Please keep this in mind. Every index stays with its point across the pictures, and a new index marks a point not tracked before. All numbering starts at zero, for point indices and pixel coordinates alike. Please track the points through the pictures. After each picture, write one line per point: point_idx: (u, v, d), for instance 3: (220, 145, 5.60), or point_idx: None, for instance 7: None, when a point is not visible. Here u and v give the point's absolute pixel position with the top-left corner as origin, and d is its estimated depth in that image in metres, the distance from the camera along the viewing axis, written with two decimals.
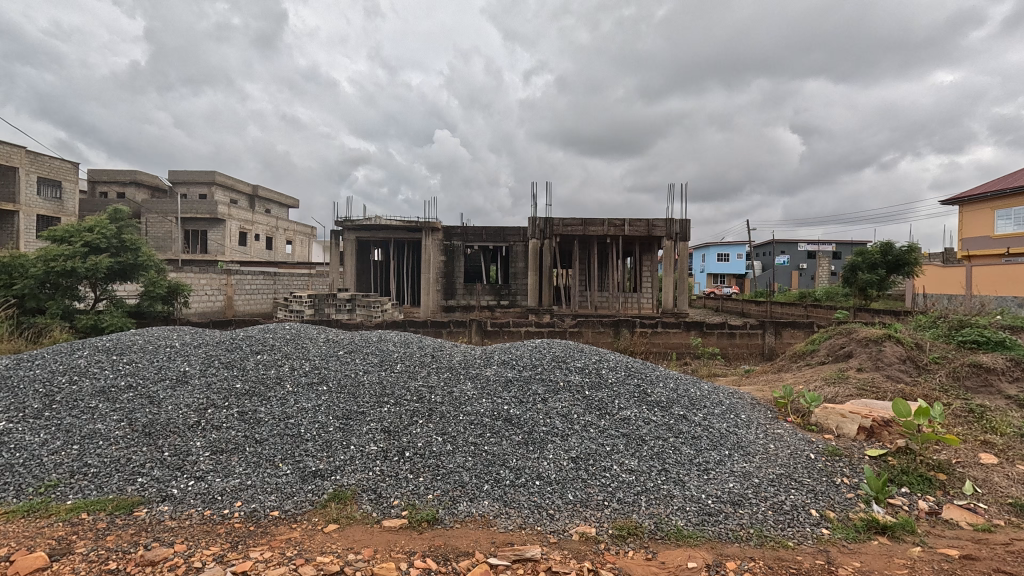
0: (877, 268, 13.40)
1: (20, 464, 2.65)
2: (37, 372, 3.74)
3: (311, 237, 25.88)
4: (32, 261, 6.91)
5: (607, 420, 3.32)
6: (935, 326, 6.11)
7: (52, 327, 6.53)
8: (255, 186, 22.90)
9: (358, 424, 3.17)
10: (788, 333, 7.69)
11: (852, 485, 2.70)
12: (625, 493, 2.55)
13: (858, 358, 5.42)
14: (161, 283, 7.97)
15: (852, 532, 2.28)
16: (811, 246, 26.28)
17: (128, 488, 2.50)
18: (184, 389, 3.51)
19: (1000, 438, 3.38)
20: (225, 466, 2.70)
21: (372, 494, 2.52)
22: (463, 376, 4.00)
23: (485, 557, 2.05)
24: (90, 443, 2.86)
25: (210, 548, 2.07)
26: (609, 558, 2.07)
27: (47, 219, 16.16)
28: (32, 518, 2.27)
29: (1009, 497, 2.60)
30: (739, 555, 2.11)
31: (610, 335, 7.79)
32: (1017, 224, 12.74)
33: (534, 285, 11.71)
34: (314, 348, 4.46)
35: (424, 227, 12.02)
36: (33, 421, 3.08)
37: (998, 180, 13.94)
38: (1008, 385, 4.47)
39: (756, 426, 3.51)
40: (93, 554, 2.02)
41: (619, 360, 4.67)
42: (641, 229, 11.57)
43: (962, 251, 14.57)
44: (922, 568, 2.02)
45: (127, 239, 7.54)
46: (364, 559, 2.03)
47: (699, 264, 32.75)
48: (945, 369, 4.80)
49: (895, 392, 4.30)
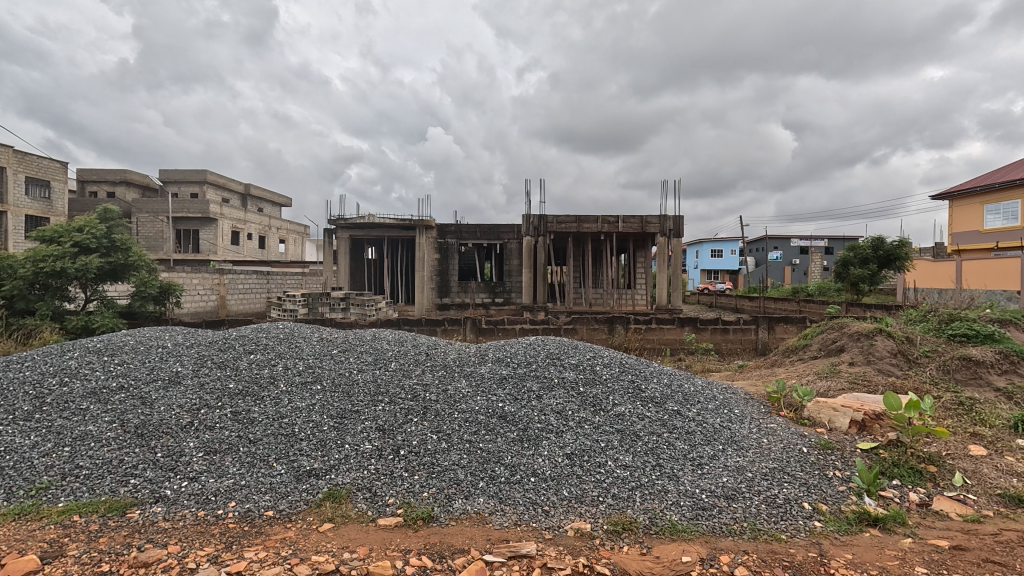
0: (868, 263, 13.53)
1: (10, 467, 2.61)
2: (27, 374, 3.70)
3: (304, 236, 25.74)
4: (21, 261, 6.80)
5: (601, 416, 3.33)
6: (925, 320, 6.18)
7: (41, 328, 6.45)
8: (247, 185, 22.74)
9: (352, 423, 3.15)
10: (781, 328, 7.75)
11: (844, 478, 2.73)
12: (620, 488, 2.56)
13: (850, 352, 5.46)
14: (153, 282, 7.88)
15: (844, 525, 2.30)
16: (803, 242, 26.51)
17: (120, 490, 2.48)
18: (177, 389, 3.48)
19: (990, 430, 3.43)
20: (219, 466, 2.68)
21: (367, 493, 2.51)
22: (457, 374, 4.00)
23: (480, 554, 2.05)
24: (81, 444, 2.83)
25: (204, 549, 2.06)
26: (603, 553, 2.08)
27: (36, 219, 15.95)
28: (23, 522, 2.24)
29: (998, 488, 2.64)
30: (733, 549, 2.12)
31: (606, 332, 7.80)
32: (1006, 219, 12.93)
33: (529, 283, 11.69)
34: (308, 347, 4.44)
35: (419, 225, 11.98)
36: (22, 423, 3.04)
37: (988, 175, 14.12)
38: (997, 377, 4.54)
39: (749, 421, 3.53)
40: (85, 556, 1.99)
41: (613, 356, 4.69)
42: (635, 225, 11.58)
43: (952, 246, 14.77)
44: (913, 559, 2.04)
45: (118, 239, 7.46)
46: (359, 558, 2.02)
47: (693, 260, 32.92)
48: (935, 362, 4.85)
49: (886, 385, 4.35)
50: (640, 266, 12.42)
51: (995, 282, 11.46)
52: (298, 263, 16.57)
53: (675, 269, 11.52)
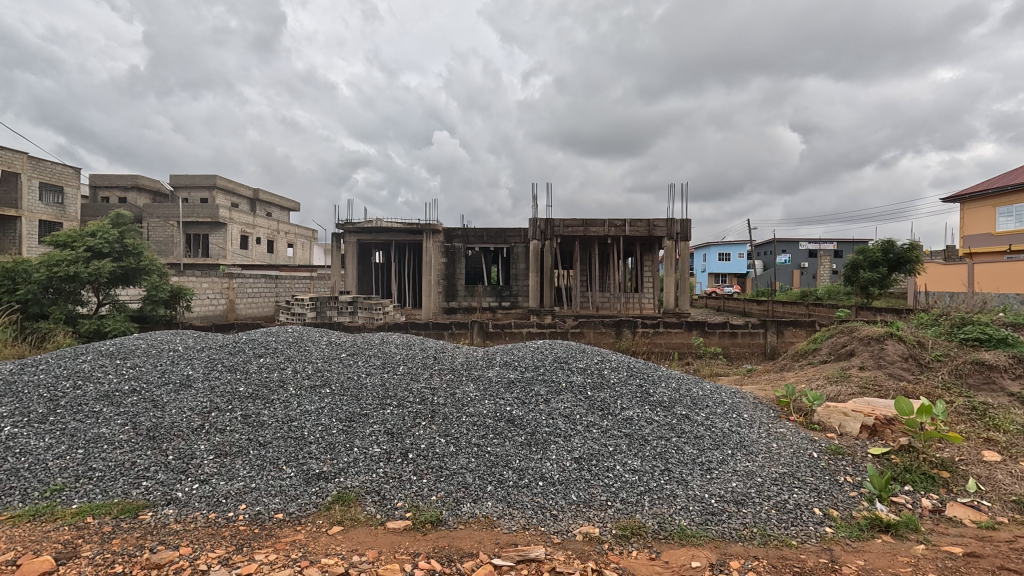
0: (878, 266, 13.37)
1: (26, 469, 2.67)
2: (42, 377, 3.77)
3: (311, 240, 25.96)
4: (35, 266, 6.92)
5: (610, 420, 3.33)
6: (936, 324, 6.11)
7: (55, 332, 6.59)
8: (257, 189, 23.09)
9: (361, 426, 3.18)
10: (791, 332, 7.67)
11: (856, 484, 2.70)
12: (628, 492, 2.55)
13: (860, 356, 5.42)
14: (163, 286, 7.97)
15: (855, 531, 2.28)
16: (812, 245, 26.34)
17: (133, 492, 2.52)
18: (188, 393, 3.52)
19: (1004, 436, 3.37)
20: (229, 469, 2.71)
21: (377, 496, 2.53)
22: (465, 377, 4.03)
23: (489, 557, 2.06)
24: (94, 447, 2.87)
25: (215, 551, 2.08)
26: (613, 558, 2.08)
27: (49, 224, 16.26)
28: (38, 523, 2.29)
29: (1012, 494, 2.60)
30: (743, 555, 2.11)
31: (612, 336, 7.81)
32: (1019, 222, 12.76)
33: (535, 286, 11.69)
34: (316, 350, 4.48)
35: (425, 230, 12.02)
36: (37, 425, 3.09)
37: (1000, 177, 13.95)
38: (1011, 382, 4.46)
39: (758, 426, 3.51)
40: (99, 557, 2.03)
41: (621, 359, 4.68)
42: (642, 229, 11.56)
43: (963, 249, 14.58)
44: (926, 567, 2.02)
45: (130, 244, 7.58)
46: (368, 561, 2.04)
47: (700, 263, 32.79)
48: (947, 367, 4.78)
49: (898, 390, 4.30)
50: (647, 270, 12.32)
51: (1008, 286, 11.28)
52: (305, 268, 16.64)
53: (682, 272, 11.49)
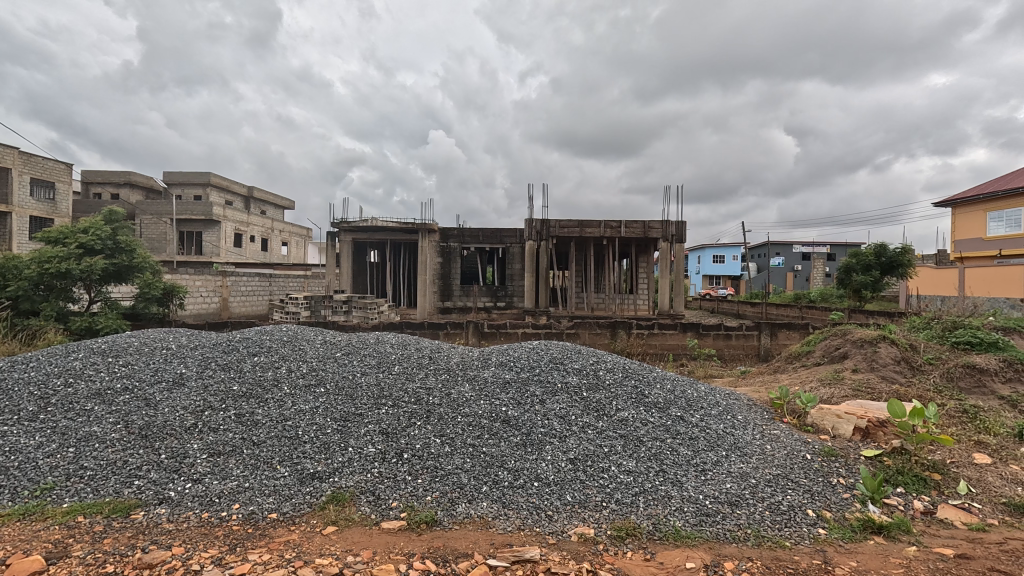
0: (871, 269, 13.51)
1: (15, 467, 2.63)
2: (32, 374, 3.72)
3: (306, 238, 25.84)
4: (27, 262, 6.83)
5: (605, 421, 3.34)
6: (929, 326, 6.18)
7: (45, 328, 6.50)
8: (251, 187, 22.96)
9: (355, 426, 3.16)
10: (784, 334, 7.73)
11: (848, 485, 2.72)
12: (623, 493, 2.56)
13: (853, 358, 5.49)
14: (157, 284, 7.92)
15: (848, 532, 2.30)
16: (806, 248, 26.62)
17: (124, 491, 2.49)
18: (181, 391, 3.49)
19: (994, 439, 3.41)
20: (222, 468, 2.69)
21: (370, 496, 2.52)
22: (460, 377, 4.02)
23: (484, 558, 2.06)
24: (85, 446, 2.84)
25: (208, 551, 2.06)
26: (607, 559, 2.08)
27: (40, 220, 16.06)
28: (28, 522, 2.25)
29: (1003, 497, 2.63)
30: (738, 556, 2.12)
31: (607, 337, 7.83)
32: (1009, 226, 12.93)
33: (531, 287, 11.68)
34: (311, 350, 4.44)
35: (422, 229, 11.98)
36: (27, 424, 3.04)
37: (992, 182, 14.11)
38: (1000, 386, 4.51)
39: (752, 427, 3.54)
40: (90, 557, 2.00)
41: (616, 360, 4.69)
42: (638, 230, 11.58)
43: (954, 253, 14.76)
44: (917, 568, 2.04)
45: (123, 240, 7.51)
46: (363, 561, 2.03)
47: (695, 265, 33.03)
48: (939, 369, 4.83)
49: (890, 392, 4.35)
50: (643, 272, 12.36)
51: (998, 290, 11.44)
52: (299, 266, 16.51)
53: (678, 274, 11.53)
